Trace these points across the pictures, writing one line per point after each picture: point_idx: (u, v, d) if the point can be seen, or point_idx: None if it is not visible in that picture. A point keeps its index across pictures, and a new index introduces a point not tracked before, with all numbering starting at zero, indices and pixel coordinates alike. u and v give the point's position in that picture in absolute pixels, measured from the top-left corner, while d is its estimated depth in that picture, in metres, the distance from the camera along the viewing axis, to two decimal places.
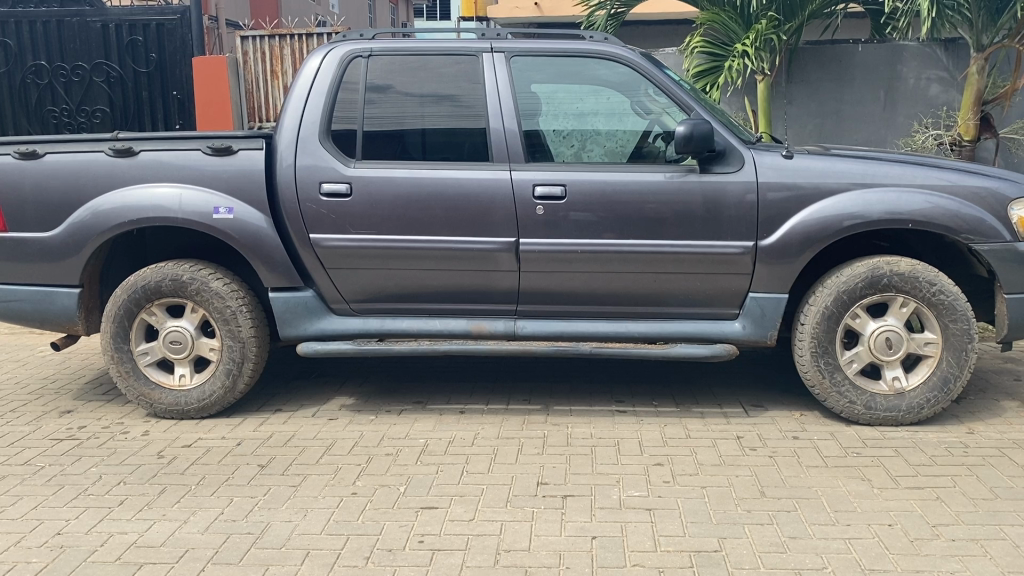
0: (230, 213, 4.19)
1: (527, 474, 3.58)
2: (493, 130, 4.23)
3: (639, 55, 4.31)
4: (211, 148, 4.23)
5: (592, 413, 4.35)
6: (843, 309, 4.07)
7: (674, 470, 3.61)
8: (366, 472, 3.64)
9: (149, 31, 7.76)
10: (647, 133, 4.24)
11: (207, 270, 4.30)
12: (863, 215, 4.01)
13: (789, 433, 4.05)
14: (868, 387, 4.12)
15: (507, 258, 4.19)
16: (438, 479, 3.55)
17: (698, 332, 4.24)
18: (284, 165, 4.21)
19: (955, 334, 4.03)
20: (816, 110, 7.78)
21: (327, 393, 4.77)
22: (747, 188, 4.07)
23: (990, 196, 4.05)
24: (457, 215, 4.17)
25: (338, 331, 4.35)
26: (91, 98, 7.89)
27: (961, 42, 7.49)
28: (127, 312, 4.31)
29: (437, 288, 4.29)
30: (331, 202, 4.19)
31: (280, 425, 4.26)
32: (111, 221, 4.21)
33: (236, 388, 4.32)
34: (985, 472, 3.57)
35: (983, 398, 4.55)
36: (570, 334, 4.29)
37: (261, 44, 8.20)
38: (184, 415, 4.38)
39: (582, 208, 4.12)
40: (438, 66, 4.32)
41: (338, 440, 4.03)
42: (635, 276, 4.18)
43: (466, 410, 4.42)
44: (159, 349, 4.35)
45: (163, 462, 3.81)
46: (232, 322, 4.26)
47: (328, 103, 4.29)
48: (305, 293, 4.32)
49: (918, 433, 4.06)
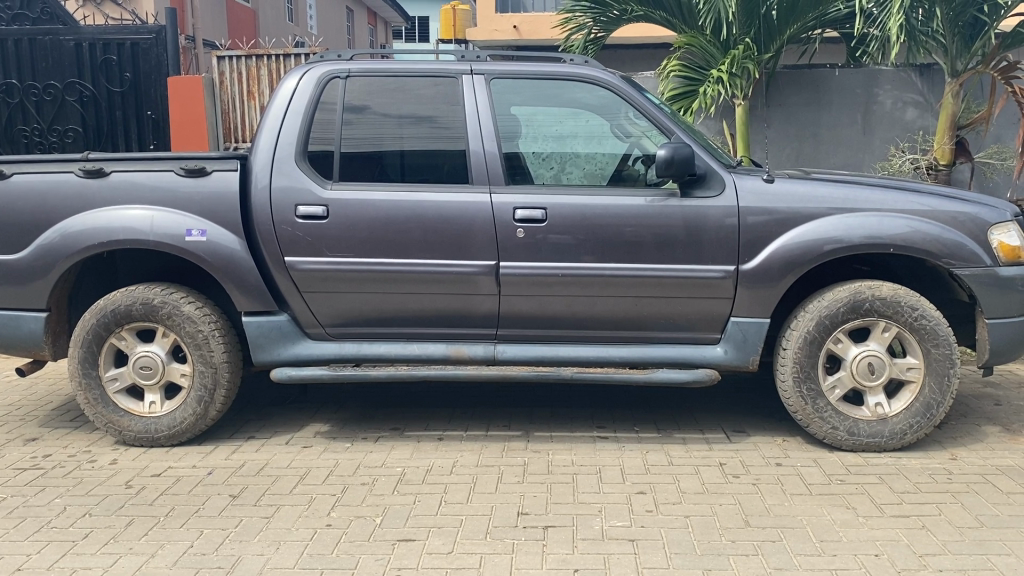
0: (203, 235, 4.10)
1: (507, 504, 3.50)
2: (473, 153, 4.18)
3: (619, 78, 4.28)
4: (185, 169, 4.15)
5: (572, 440, 4.28)
6: (825, 333, 4.03)
7: (656, 499, 3.54)
8: (341, 503, 3.54)
9: (123, 50, 7.67)
10: (627, 156, 4.21)
11: (178, 294, 4.20)
12: (844, 239, 3.99)
13: (772, 460, 4.00)
14: (851, 413, 4.08)
15: (487, 281, 4.12)
16: (415, 510, 3.46)
17: (679, 357, 4.19)
18: (258, 187, 4.14)
19: (938, 359, 4.00)
20: (794, 133, 7.79)
21: (302, 420, 4.67)
22: (728, 212, 4.04)
23: (969, 221, 4.05)
24: (436, 238, 4.10)
25: (313, 357, 4.26)
26: (63, 118, 7.78)
27: (936, 68, 7.57)
28: (97, 337, 4.20)
29: (415, 312, 4.21)
30: (307, 224, 4.11)
31: (253, 453, 4.15)
32: (80, 242, 4.11)
33: (207, 415, 4.22)
34: (970, 500, 3.53)
35: (965, 423, 4.53)
36: (551, 359, 4.22)
37: (237, 64, 8.14)
38: (154, 443, 4.26)
39: (561, 231, 4.07)
40: (416, 88, 4.27)
41: (312, 469, 3.92)
42: (616, 301, 4.13)
43: (445, 437, 4.34)
44: (129, 376, 4.24)
45: (130, 493, 3.69)
46: (204, 347, 4.16)
47: (304, 124, 4.22)
48: (280, 318, 4.23)
49: (902, 459, 4.02)
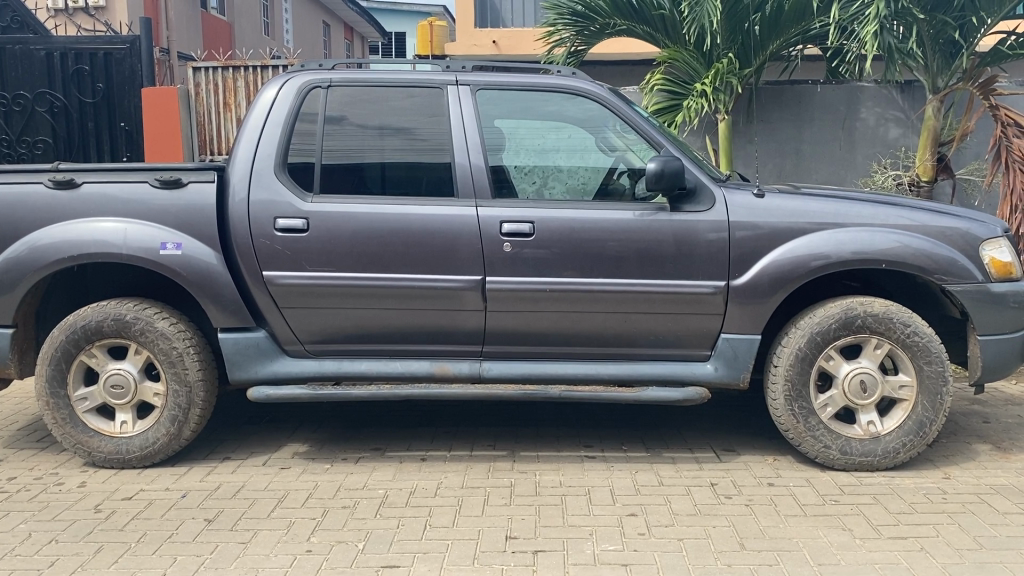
0: (178, 249, 3.96)
1: (494, 528, 3.37)
2: (458, 165, 4.08)
3: (605, 90, 4.22)
4: (159, 180, 4.02)
5: (558, 459, 4.17)
6: (816, 350, 3.96)
7: (648, 521, 3.43)
8: (322, 528, 3.40)
9: (95, 60, 7.51)
10: (612, 170, 4.13)
11: (152, 310, 4.05)
12: (835, 254, 3.92)
13: (764, 480, 3.91)
14: (843, 431, 4.01)
15: (472, 296, 4.01)
16: (399, 534, 3.33)
17: (669, 374, 4.10)
18: (236, 199, 4.01)
19: (931, 377, 3.93)
20: (776, 149, 7.78)
21: (279, 440, 4.52)
22: (717, 227, 3.97)
23: (959, 236, 4.01)
24: (419, 253, 3.98)
25: (292, 375, 4.12)
26: (32, 129, 7.59)
27: (917, 84, 7.61)
28: (65, 354, 4.03)
29: (397, 328, 4.09)
30: (286, 238, 3.98)
31: (228, 475, 4.00)
32: (50, 256, 3.95)
33: (181, 435, 4.07)
34: (967, 520, 3.46)
35: (956, 441, 4.47)
36: (538, 376, 4.11)
37: (213, 75, 7.99)
38: (124, 465, 4.10)
39: (546, 246, 3.97)
40: (399, 98, 4.17)
41: (291, 492, 3.78)
42: (605, 316, 4.03)
43: (428, 457, 4.21)
44: (99, 394, 4.08)
45: (100, 517, 3.53)
46: (178, 364, 4.01)
47: (283, 135, 4.10)
48: (257, 334, 4.09)
49: (895, 479, 3.95)
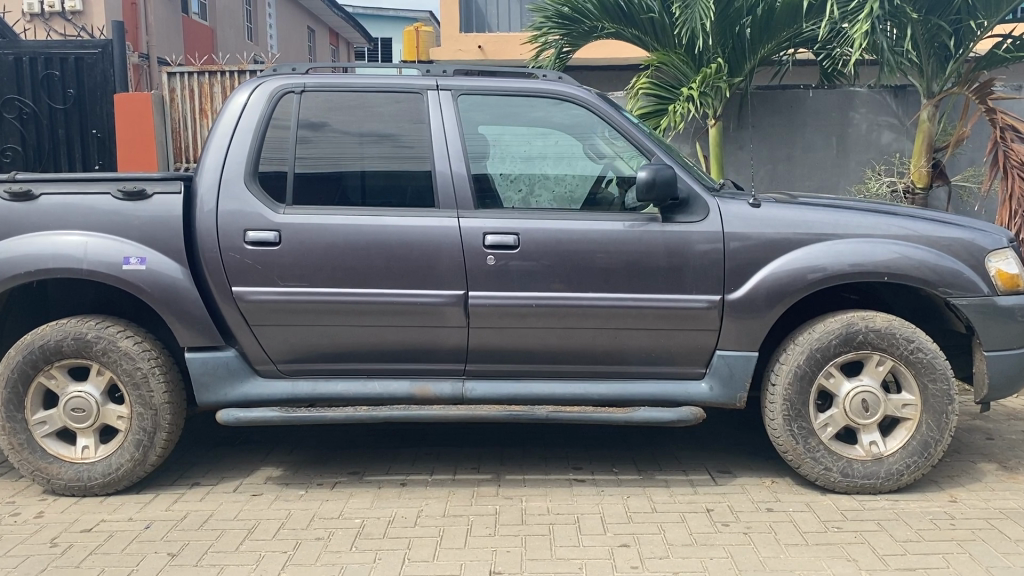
0: (142, 263, 3.74)
1: (477, 561, 3.16)
2: (439, 173, 3.88)
3: (592, 94, 4.03)
4: (122, 191, 3.79)
5: (546, 483, 3.97)
6: (816, 367, 3.77)
7: (641, 553, 3.23)
8: (292, 562, 3.18)
9: (66, 65, 7.28)
10: (601, 178, 3.94)
11: (115, 328, 3.82)
12: (834, 267, 3.73)
13: (762, 505, 3.72)
14: (844, 453, 3.82)
15: (455, 312, 3.80)
16: (375, 570, 3.11)
17: (661, 394, 3.90)
18: (204, 210, 3.79)
19: (935, 395, 3.75)
20: (767, 155, 7.60)
21: (252, 464, 4.29)
22: (712, 238, 3.78)
23: (963, 246, 3.83)
24: (398, 267, 3.77)
25: (264, 396, 3.90)
26: (1, 136, 7.36)
27: (910, 88, 7.47)
28: (23, 375, 3.80)
29: (375, 347, 3.88)
30: (257, 251, 3.76)
31: (196, 504, 3.77)
32: (5, 271, 3.72)
33: (146, 460, 3.84)
34: (978, 549, 3.27)
35: (959, 460, 4.29)
36: (524, 397, 3.91)
37: (189, 81, 7.76)
38: (86, 492, 3.86)
39: (531, 259, 3.77)
40: (377, 104, 3.97)
41: (262, 522, 3.56)
42: (593, 333, 3.83)
43: (408, 482, 4.00)
44: (59, 418, 3.84)
45: (55, 552, 3.30)
46: (142, 386, 3.78)
47: (254, 143, 3.89)
48: (227, 354, 3.86)
49: (898, 503, 3.76)
